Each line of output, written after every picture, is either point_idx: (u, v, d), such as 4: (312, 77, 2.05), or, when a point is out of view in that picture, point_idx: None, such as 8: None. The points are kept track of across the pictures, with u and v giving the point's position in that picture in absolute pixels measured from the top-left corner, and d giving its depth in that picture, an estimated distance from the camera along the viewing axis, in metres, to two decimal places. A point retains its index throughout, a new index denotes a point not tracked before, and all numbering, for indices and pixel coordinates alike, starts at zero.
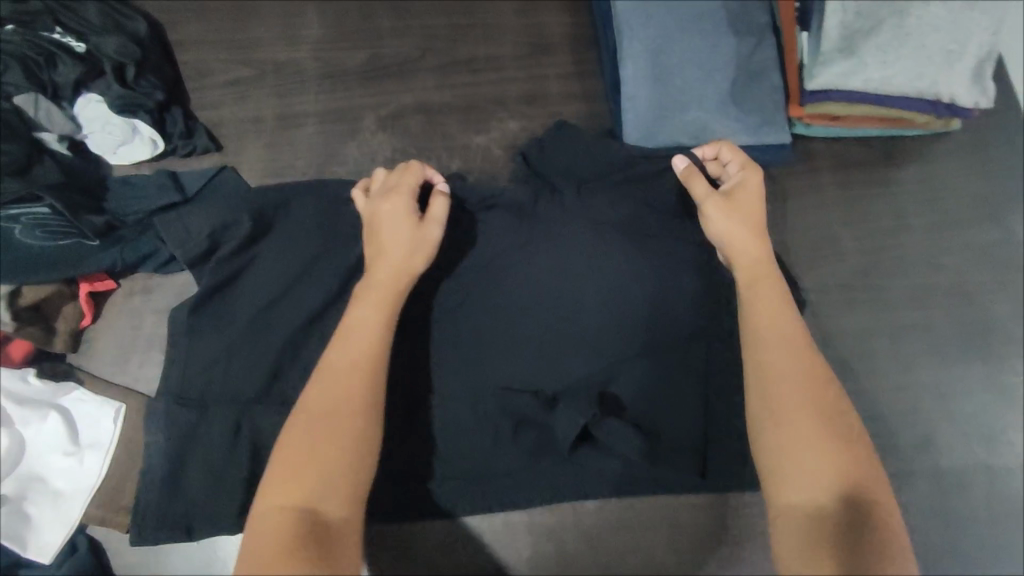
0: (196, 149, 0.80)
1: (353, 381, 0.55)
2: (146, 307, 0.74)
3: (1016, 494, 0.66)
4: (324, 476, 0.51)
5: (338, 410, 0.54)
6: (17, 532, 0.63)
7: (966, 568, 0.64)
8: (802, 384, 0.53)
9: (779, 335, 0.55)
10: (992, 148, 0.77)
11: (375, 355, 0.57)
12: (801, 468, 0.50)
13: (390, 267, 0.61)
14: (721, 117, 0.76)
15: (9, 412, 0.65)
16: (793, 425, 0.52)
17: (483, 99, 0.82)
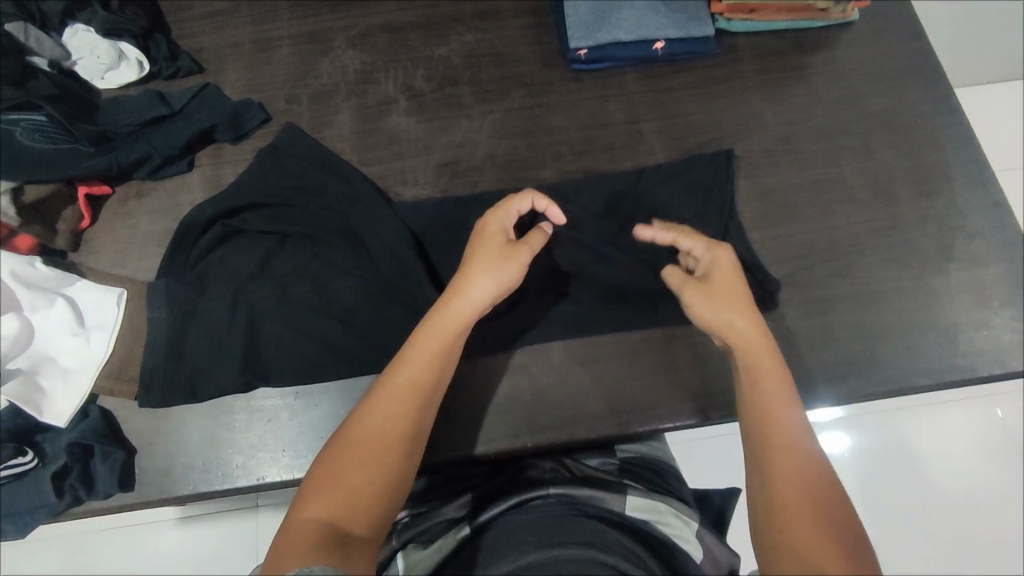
0: (180, 70, 0.86)
1: (394, 419, 0.59)
2: (140, 210, 0.81)
3: (926, 310, 0.75)
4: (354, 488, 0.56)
5: (397, 421, 0.59)
6: (33, 400, 0.68)
7: (890, 374, 0.73)
8: (800, 473, 0.56)
9: (773, 377, 0.62)
10: (889, 30, 0.88)
11: (442, 359, 0.63)
12: (783, 471, 0.56)
13: (473, 277, 0.65)
14: (652, 15, 0.86)
15: (18, 295, 0.70)
16: (789, 507, 0.54)
17: (443, 17, 0.90)
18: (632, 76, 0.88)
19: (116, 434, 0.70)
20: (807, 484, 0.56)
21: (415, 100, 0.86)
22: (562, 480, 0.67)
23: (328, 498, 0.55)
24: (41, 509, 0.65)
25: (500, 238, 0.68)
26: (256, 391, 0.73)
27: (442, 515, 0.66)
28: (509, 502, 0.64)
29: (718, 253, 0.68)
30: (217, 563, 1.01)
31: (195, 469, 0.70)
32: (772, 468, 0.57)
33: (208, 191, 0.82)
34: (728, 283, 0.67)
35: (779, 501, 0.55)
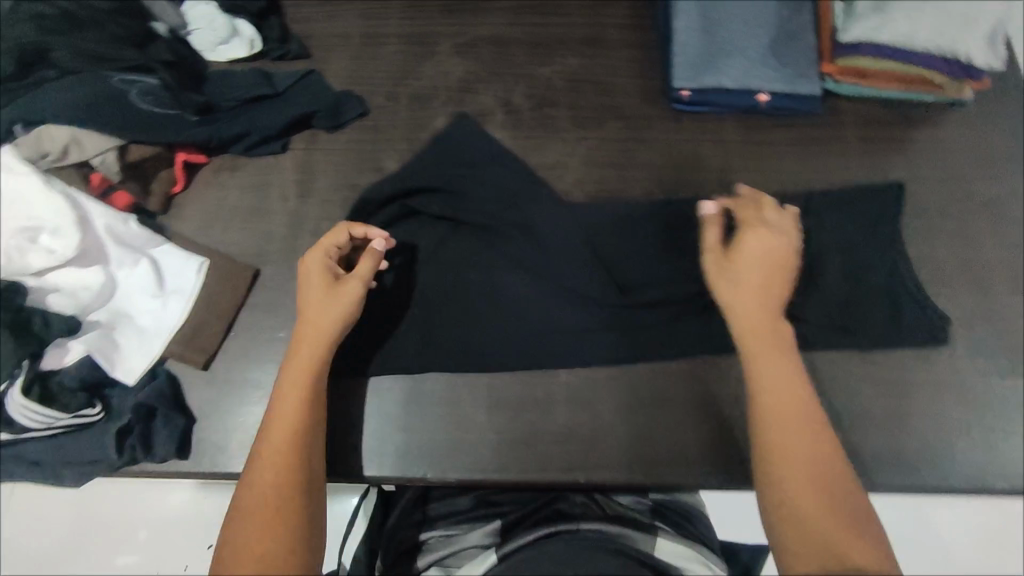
0: (288, 54, 0.88)
1: (282, 441, 0.61)
2: (230, 183, 0.82)
3: (1004, 406, 0.73)
4: (265, 548, 0.55)
5: (268, 476, 0.59)
6: (108, 353, 0.70)
7: (959, 465, 0.71)
8: (813, 457, 0.60)
9: (772, 365, 0.65)
10: (1001, 114, 0.85)
11: (307, 406, 0.64)
12: (785, 454, 0.61)
13: (319, 319, 0.67)
14: (760, 66, 0.85)
15: (110, 250, 0.72)
16: (801, 493, 0.59)
17: (549, 38, 0.91)
18: (730, 124, 0.87)
19: (179, 401, 0.71)
20: (813, 468, 0.60)
21: (512, 115, 0.86)
22: (591, 520, 0.70)
23: (234, 561, 0.55)
24: (99, 461, 0.67)
25: (328, 272, 0.69)
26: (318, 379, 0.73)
27: (468, 541, 0.70)
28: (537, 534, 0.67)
29: (748, 232, 0.70)
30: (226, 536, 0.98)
31: (249, 448, 0.70)
32: (769, 449, 0.61)
33: (298, 175, 0.83)
34: (754, 264, 0.69)
35: (792, 486, 0.59)
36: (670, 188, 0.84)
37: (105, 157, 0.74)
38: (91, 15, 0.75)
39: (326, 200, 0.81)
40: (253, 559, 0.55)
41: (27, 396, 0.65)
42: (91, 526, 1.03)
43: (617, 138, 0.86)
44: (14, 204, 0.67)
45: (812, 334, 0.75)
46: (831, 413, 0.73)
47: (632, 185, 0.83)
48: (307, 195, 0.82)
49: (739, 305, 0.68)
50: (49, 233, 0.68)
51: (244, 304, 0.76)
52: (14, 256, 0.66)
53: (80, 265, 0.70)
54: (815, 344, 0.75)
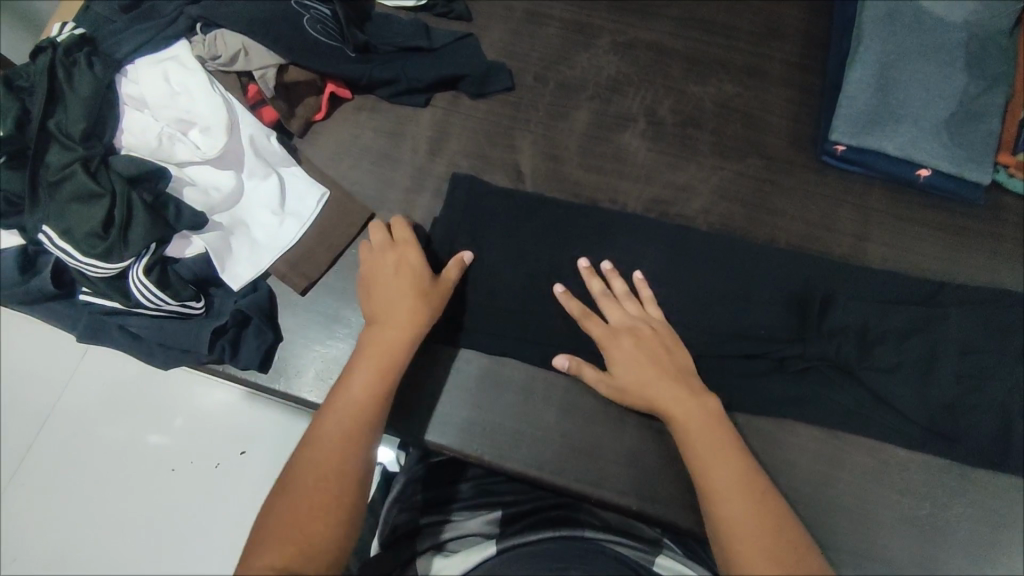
0: (452, 12, 0.89)
1: (359, 408, 0.62)
2: (366, 124, 0.84)
3: None
4: (322, 525, 0.54)
5: (328, 453, 0.58)
6: (221, 254, 0.73)
7: None
8: (741, 484, 0.58)
9: (667, 382, 0.64)
10: None
11: (383, 380, 0.64)
12: (727, 504, 0.57)
13: (399, 305, 0.67)
14: (930, 139, 0.79)
15: (247, 159, 0.75)
16: (736, 522, 0.56)
17: (710, 58, 0.88)
18: (878, 190, 0.82)
19: (272, 317, 0.74)
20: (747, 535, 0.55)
21: (654, 126, 0.84)
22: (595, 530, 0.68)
23: (283, 519, 0.54)
24: (189, 352, 0.70)
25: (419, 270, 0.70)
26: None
27: (467, 528, 0.69)
28: (534, 538, 0.65)
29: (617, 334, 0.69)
30: (253, 442, 0.99)
31: (326, 381, 0.72)
32: (715, 498, 0.58)
33: (432, 132, 0.83)
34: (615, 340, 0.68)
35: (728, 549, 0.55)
36: (796, 240, 0.79)
37: (266, 72, 0.76)
38: None
39: (452, 163, 0.82)
40: (304, 525, 0.54)
41: (147, 276, 0.67)
42: (116, 408, 1.01)
43: (754, 175, 0.82)
44: (177, 96, 0.72)
45: (907, 429, 0.70)
46: (908, 519, 0.68)
47: (756, 226, 0.80)
48: (436, 153, 0.82)
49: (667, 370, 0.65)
50: (199, 130, 0.72)
51: (353, 242, 0.78)
52: (165, 143, 0.71)
53: (218, 166, 0.73)
54: (912, 444, 0.70)
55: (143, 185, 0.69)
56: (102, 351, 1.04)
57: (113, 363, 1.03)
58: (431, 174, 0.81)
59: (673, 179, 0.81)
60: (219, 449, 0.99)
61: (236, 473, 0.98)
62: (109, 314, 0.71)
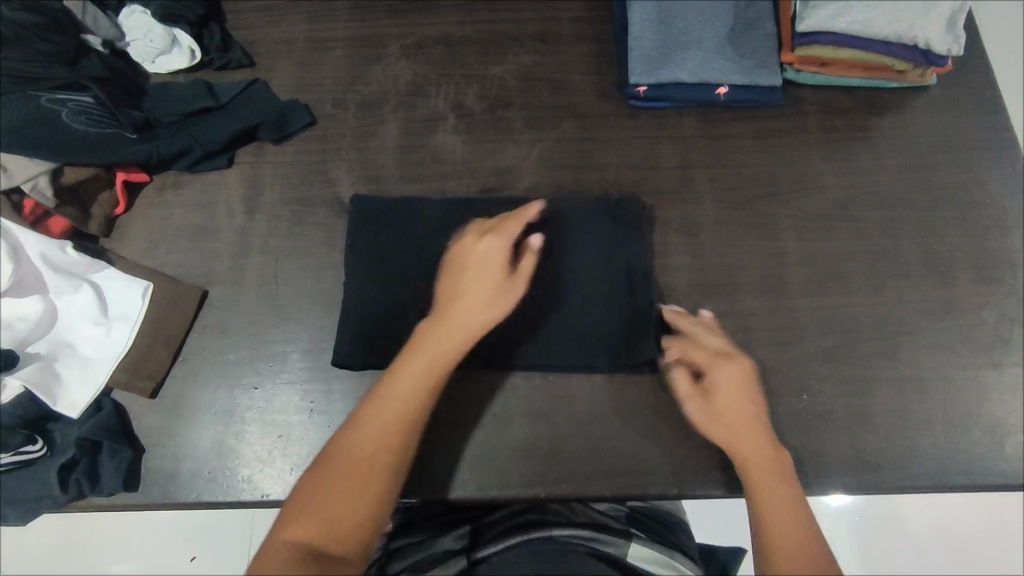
0: (230, 62, 0.85)
1: (394, 438, 0.59)
2: (173, 202, 0.79)
3: (962, 391, 0.72)
4: (341, 524, 0.55)
5: (371, 441, 0.58)
6: (48, 386, 0.67)
7: (916, 453, 0.70)
8: (774, 474, 0.62)
9: (712, 390, 0.67)
10: (954, 96, 0.83)
11: (409, 412, 0.60)
12: (768, 503, 0.60)
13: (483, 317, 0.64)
14: (718, 56, 0.82)
15: (46, 279, 0.69)
16: (774, 512, 0.59)
17: (501, 36, 0.88)
18: (688, 117, 0.84)
19: (127, 433, 0.69)
20: (772, 486, 0.61)
21: (464, 119, 0.83)
22: (567, 523, 0.68)
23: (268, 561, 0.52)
24: (44, 499, 0.65)
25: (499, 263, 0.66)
26: (265, 390, 0.72)
27: (439, 546, 0.69)
28: (505, 542, 0.64)
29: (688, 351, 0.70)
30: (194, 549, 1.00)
31: (201, 478, 0.69)
32: (760, 497, 0.61)
33: (244, 190, 0.80)
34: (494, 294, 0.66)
35: (764, 508, 0.60)
36: (627, 187, 0.81)
37: (37, 182, 0.70)
38: (16, 32, 0.71)
39: (273, 216, 0.79)
40: (292, 551, 0.53)
41: None
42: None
43: (571, 138, 0.83)
44: None
45: (770, 333, 0.74)
46: (794, 415, 0.71)
47: (586, 185, 0.81)
48: (253, 211, 0.79)
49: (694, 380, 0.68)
50: None
51: (193, 326, 0.74)
52: None
53: (16, 295, 0.67)
54: (777, 346, 0.73)
55: None
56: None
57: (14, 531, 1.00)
58: (255, 233, 0.78)
59: (496, 164, 0.81)
60: (173, 562, 1.00)
61: None
62: None
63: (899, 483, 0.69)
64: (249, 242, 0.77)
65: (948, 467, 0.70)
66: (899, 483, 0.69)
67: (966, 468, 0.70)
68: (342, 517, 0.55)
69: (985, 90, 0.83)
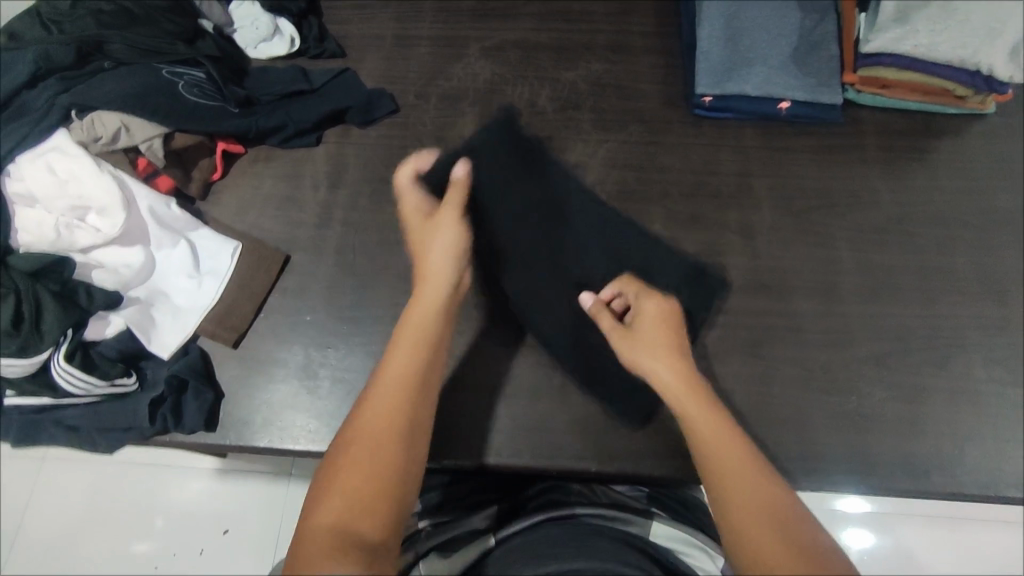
0: (324, 53, 0.93)
1: (404, 390, 0.60)
2: (265, 173, 0.86)
3: (1010, 408, 0.73)
4: (364, 495, 0.53)
5: (387, 410, 0.58)
6: (144, 327, 0.73)
7: (962, 464, 0.71)
8: (752, 468, 0.57)
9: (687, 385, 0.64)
10: (1012, 126, 0.86)
11: (415, 368, 0.62)
12: (734, 500, 0.55)
13: (430, 242, 0.71)
14: (783, 72, 0.86)
15: (151, 230, 0.76)
16: (751, 517, 0.53)
17: (575, 44, 0.94)
18: (749, 130, 0.88)
19: (209, 378, 0.75)
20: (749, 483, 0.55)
21: (536, 116, 0.89)
22: (586, 503, 0.72)
23: (311, 545, 0.50)
24: (133, 430, 0.71)
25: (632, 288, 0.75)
26: (338, 350, 0.77)
27: (465, 526, 0.70)
28: (531, 521, 0.67)
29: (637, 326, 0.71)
30: (232, 519, 1.04)
31: (273, 426, 0.74)
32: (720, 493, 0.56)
33: (329, 168, 0.86)
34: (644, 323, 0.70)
35: (736, 507, 0.54)
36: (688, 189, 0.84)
37: (152, 143, 0.78)
38: (146, 12, 0.80)
39: (355, 193, 0.84)
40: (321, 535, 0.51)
41: (70, 362, 0.68)
42: (85, 525, 1.05)
43: (637, 141, 0.87)
44: (66, 185, 0.73)
45: (821, 336, 0.76)
46: (842, 416, 0.73)
47: (649, 184, 0.85)
48: (336, 187, 0.85)
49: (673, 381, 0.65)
50: (96, 213, 0.73)
51: (274, 287, 0.80)
52: (64, 233, 0.71)
53: (123, 243, 0.74)
54: (828, 348, 0.76)
55: (51, 276, 0.70)
56: (58, 470, 1.08)
57: (72, 475, 1.07)
58: (337, 208, 0.84)
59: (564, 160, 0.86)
60: (204, 534, 1.03)
61: (221, 554, 1.03)
62: (42, 411, 0.71)
63: (943, 491, 0.70)
64: (331, 215, 0.83)
65: (993, 480, 0.71)
66: (943, 491, 0.70)
67: (1011, 482, 0.71)
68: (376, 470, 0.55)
69: None
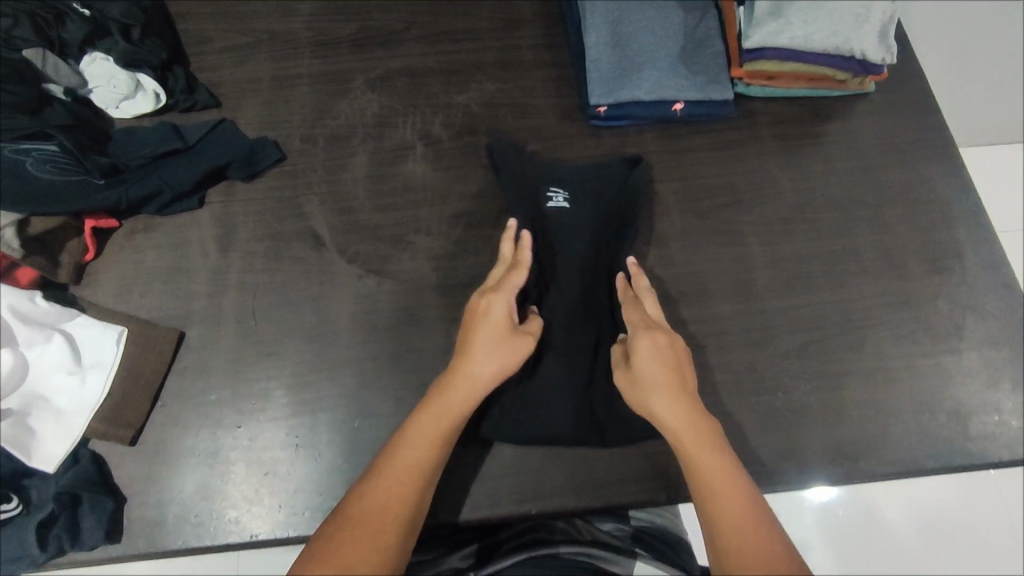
0: (196, 104, 0.86)
1: (419, 461, 0.61)
2: (145, 245, 0.79)
3: (925, 379, 0.75)
4: (358, 560, 0.54)
5: (402, 478, 0.60)
6: (22, 442, 0.65)
7: (887, 443, 0.73)
8: (738, 501, 0.59)
9: (682, 407, 0.64)
10: (892, 102, 0.89)
11: (440, 444, 0.63)
12: (727, 529, 0.58)
13: (479, 365, 0.65)
14: (672, 74, 0.85)
15: (15, 331, 0.68)
16: (735, 549, 0.57)
17: (464, 65, 0.91)
18: (647, 135, 0.87)
19: (106, 483, 0.68)
20: (734, 513, 0.58)
21: (432, 146, 0.85)
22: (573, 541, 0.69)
23: None
24: (23, 557, 0.63)
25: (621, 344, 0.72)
26: (250, 429, 0.71)
27: (447, 564, 0.70)
28: (514, 559, 0.65)
29: (640, 349, 0.67)
30: None
31: (187, 523, 0.68)
32: (712, 525, 0.59)
33: (217, 229, 0.80)
34: (646, 363, 0.66)
35: (722, 539, 0.58)
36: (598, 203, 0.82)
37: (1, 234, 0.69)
38: None
39: (248, 254, 0.78)
40: None
41: None
42: None
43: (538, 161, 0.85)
44: None
45: (742, 337, 0.76)
46: (771, 414, 0.73)
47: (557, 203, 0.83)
48: (227, 249, 0.79)
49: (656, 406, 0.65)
50: None
51: (171, 369, 0.73)
52: None
53: None
54: (750, 347, 0.76)
55: None
56: None
57: None
58: (231, 272, 0.77)
59: (466, 188, 0.83)
60: None
61: None
62: None
63: (874, 472, 0.72)
64: (225, 281, 0.77)
65: (919, 453, 0.73)
66: (875, 472, 0.72)
67: (935, 451, 0.73)
68: (377, 538, 0.56)
69: (920, 94, 0.89)
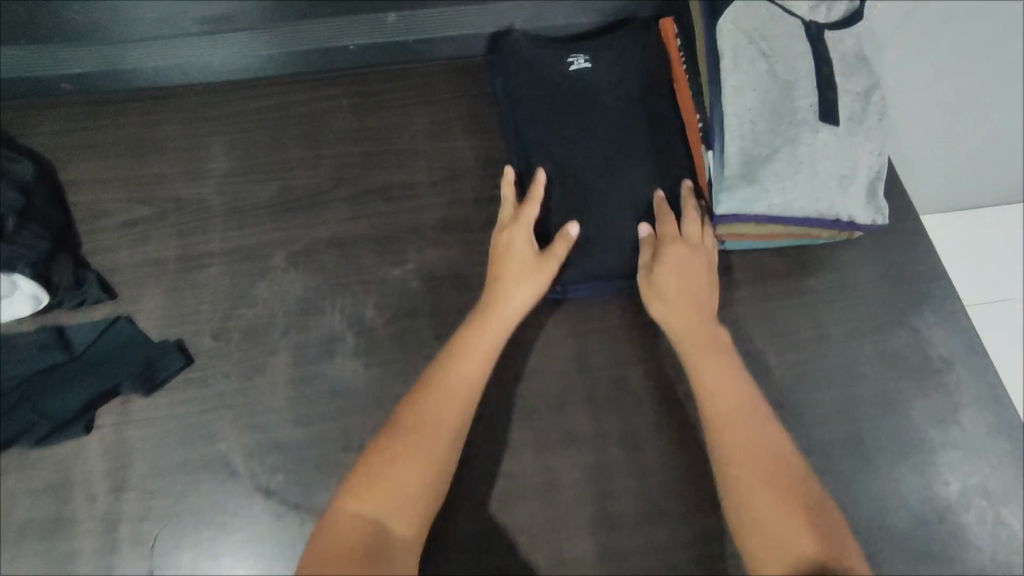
0: (86, 299, 0.74)
1: (460, 406, 0.62)
2: (20, 490, 0.66)
3: None
4: (396, 477, 0.58)
5: (445, 412, 0.61)
6: None
7: None
8: (756, 427, 0.60)
9: (712, 362, 0.64)
10: (882, 247, 0.79)
11: (485, 361, 0.64)
12: (751, 460, 0.59)
13: (516, 295, 0.67)
14: (636, 240, 0.75)
15: None
16: (753, 495, 0.58)
17: (400, 229, 0.80)
18: (613, 303, 0.76)
19: None
20: (749, 441, 0.59)
21: (365, 335, 0.73)
22: None
23: (320, 556, 0.53)
24: None
25: (648, 247, 0.71)
26: None
27: None
28: None
29: (668, 250, 0.69)
30: None
31: None
32: (729, 451, 0.60)
33: (106, 463, 0.67)
34: (681, 275, 0.67)
35: (730, 455, 0.60)
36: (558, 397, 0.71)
37: None
38: None
39: (144, 492, 0.66)
40: (354, 541, 0.54)
41: None
42: None
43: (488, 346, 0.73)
44: None
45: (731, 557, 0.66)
46: None
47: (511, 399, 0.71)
48: (119, 489, 0.66)
49: (706, 370, 0.64)
50: None
51: None
52: None
53: None
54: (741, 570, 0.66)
55: None
56: None
57: None
58: (124, 520, 0.65)
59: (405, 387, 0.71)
60: None
61: None
62: None
63: None
64: (115, 532, 0.64)
65: None
66: None
67: None
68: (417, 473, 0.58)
69: (911, 237, 0.80)
